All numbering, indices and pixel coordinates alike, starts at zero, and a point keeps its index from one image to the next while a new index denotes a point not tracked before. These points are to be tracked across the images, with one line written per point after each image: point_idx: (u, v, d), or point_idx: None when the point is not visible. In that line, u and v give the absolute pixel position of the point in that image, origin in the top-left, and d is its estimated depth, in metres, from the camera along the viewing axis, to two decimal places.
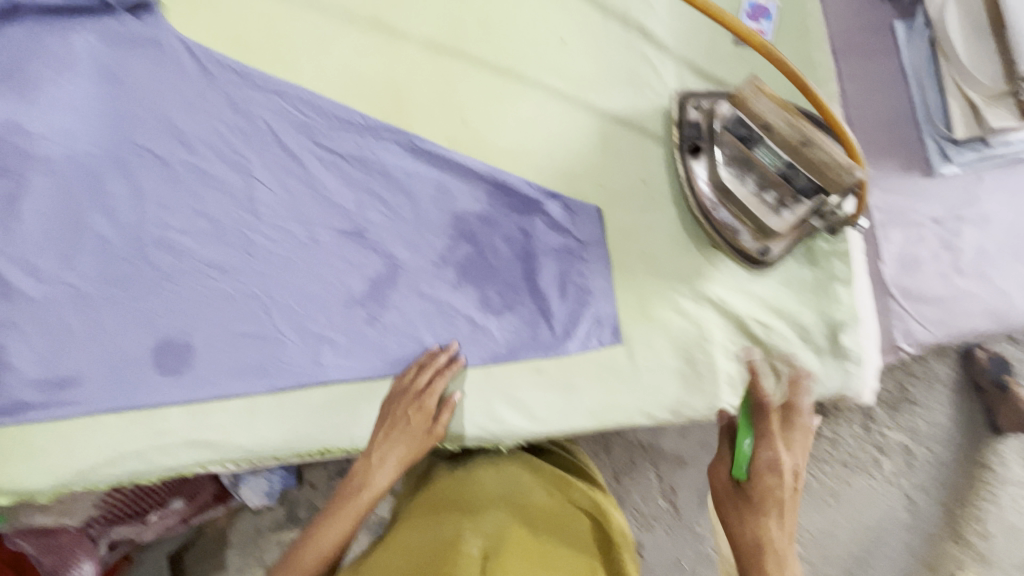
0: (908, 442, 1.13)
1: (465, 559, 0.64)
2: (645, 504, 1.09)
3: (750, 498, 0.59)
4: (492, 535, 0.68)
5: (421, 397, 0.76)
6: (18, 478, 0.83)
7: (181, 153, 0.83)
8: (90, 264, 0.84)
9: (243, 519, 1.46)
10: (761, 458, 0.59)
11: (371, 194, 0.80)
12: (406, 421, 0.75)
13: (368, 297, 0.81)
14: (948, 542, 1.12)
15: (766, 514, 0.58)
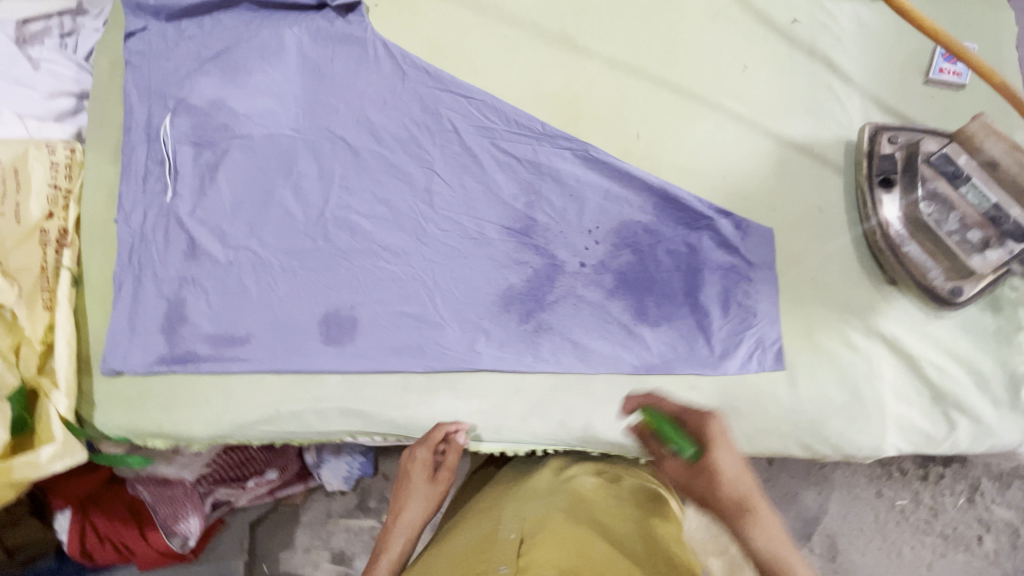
0: (1016, 521, 1.06)
1: (504, 542, 0.60)
2: None
3: (711, 477, 0.59)
4: (535, 523, 0.63)
5: (421, 452, 0.79)
6: (180, 425, 0.89)
7: (369, 142, 0.90)
8: (274, 235, 0.91)
9: (316, 501, 1.42)
10: (698, 440, 0.61)
11: (540, 196, 0.83)
12: (409, 476, 0.79)
13: (526, 295, 0.83)
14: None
15: (732, 493, 0.58)
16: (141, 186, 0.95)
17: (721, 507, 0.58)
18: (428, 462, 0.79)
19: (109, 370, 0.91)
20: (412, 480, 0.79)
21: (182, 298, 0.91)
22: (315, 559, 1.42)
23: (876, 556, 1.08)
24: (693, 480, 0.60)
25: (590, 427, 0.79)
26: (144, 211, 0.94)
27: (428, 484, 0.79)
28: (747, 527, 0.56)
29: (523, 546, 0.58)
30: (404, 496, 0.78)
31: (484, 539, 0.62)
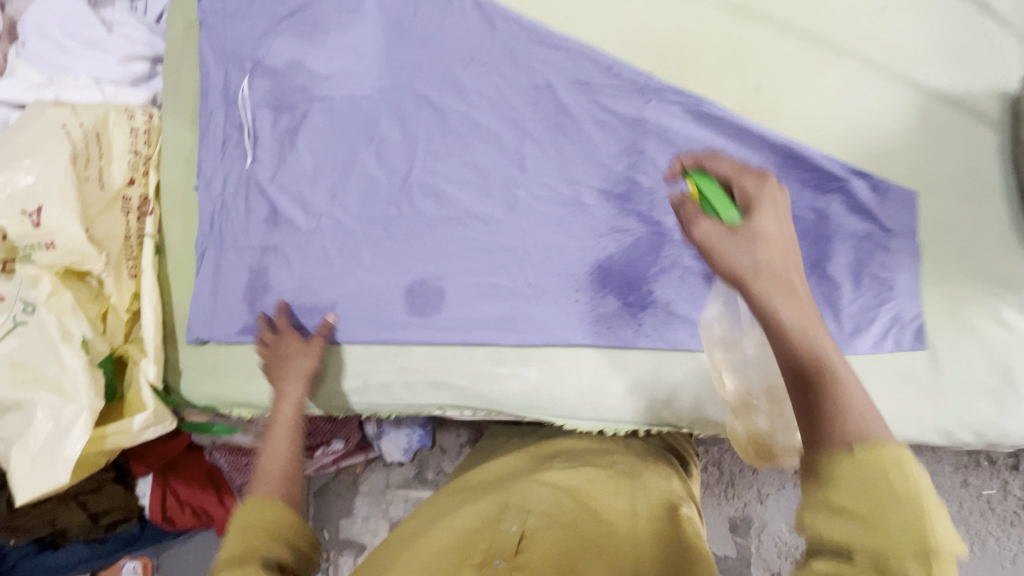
0: None
1: (503, 535, 0.58)
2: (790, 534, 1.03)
3: (754, 243, 0.47)
4: (538, 517, 0.61)
5: (281, 336, 0.84)
6: (266, 394, 0.89)
7: (456, 102, 0.84)
8: (357, 202, 0.87)
9: (376, 470, 1.51)
10: (747, 204, 0.51)
11: (644, 156, 0.77)
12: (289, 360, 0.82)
13: (627, 265, 0.76)
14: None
15: (769, 263, 0.46)
16: (220, 152, 0.92)
17: (733, 277, 0.46)
18: (299, 340, 0.84)
19: (194, 339, 0.91)
20: (283, 362, 0.82)
21: (264, 267, 0.89)
22: (376, 523, 1.51)
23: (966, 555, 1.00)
24: (728, 242, 0.48)
25: (699, 407, 0.74)
26: (224, 178, 0.92)
27: (305, 357, 0.82)
28: (769, 295, 0.45)
29: (522, 541, 0.57)
30: (282, 375, 0.81)
31: (483, 523, 0.61)
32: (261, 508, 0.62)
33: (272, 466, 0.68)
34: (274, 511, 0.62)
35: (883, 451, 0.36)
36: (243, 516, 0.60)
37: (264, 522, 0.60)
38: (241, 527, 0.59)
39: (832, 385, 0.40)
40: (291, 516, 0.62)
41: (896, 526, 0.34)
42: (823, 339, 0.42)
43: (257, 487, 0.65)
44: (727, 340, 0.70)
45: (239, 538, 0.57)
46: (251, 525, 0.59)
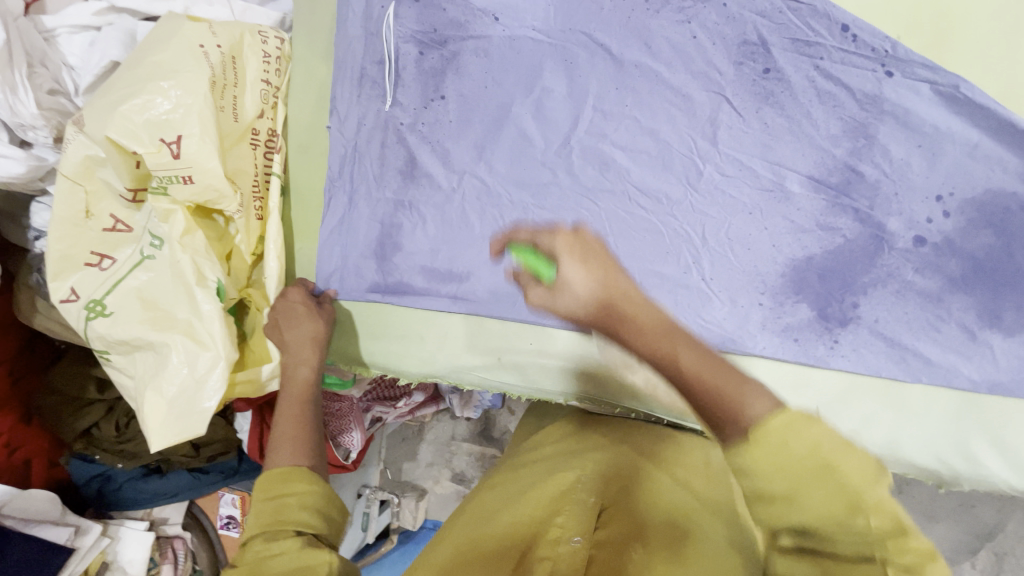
0: None
1: (582, 507, 0.60)
2: None
3: (573, 295, 0.49)
4: (611, 494, 0.63)
5: (290, 300, 0.81)
6: (390, 357, 0.84)
7: (640, 55, 0.71)
8: (506, 161, 0.78)
9: (443, 420, 1.49)
10: (553, 257, 0.52)
11: (873, 143, 0.64)
12: (282, 326, 0.79)
13: (831, 271, 0.66)
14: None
15: (602, 299, 0.48)
16: (357, 89, 0.83)
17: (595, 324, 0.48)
18: (304, 303, 0.80)
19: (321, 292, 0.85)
20: (284, 327, 0.79)
21: (397, 223, 0.82)
22: (437, 474, 1.49)
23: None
24: (556, 302, 0.51)
25: (895, 446, 0.65)
26: (359, 120, 0.83)
27: (313, 322, 0.80)
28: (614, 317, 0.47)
29: (600, 520, 0.58)
30: (290, 341, 0.78)
31: (563, 491, 0.63)
32: (284, 473, 0.66)
33: (296, 430, 0.73)
34: (300, 474, 0.66)
35: (769, 428, 0.38)
36: (273, 480, 0.65)
37: (290, 495, 0.64)
38: (274, 497, 0.64)
39: (699, 379, 0.42)
40: (318, 485, 0.66)
41: (819, 497, 0.37)
42: (681, 351, 0.43)
43: (280, 453, 0.70)
44: (627, 361, 0.73)
45: (274, 507, 0.62)
46: (280, 493, 0.64)
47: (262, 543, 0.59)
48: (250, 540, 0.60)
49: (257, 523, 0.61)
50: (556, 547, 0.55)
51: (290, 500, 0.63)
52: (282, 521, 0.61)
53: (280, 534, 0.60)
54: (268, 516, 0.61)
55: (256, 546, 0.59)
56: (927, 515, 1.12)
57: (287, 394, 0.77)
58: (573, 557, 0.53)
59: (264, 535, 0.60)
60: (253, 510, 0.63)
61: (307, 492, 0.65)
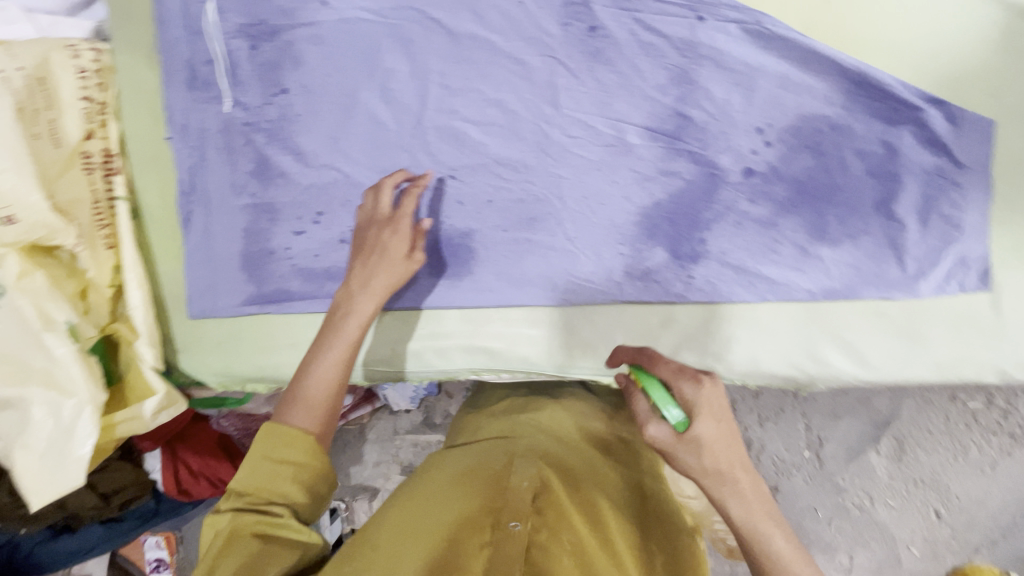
0: None
1: (517, 488, 0.59)
2: (787, 452, 1.22)
3: (699, 449, 0.55)
4: (546, 474, 0.63)
5: (382, 225, 0.69)
6: (282, 367, 0.82)
7: (473, 26, 0.71)
8: (362, 149, 0.76)
9: (383, 418, 1.46)
10: (688, 404, 0.56)
11: (696, 86, 0.68)
12: (381, 249, 0.69)
13: (678, 213, 0.70)
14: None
15: (716, 466, 0.55)
16: (192, 94, 0.78)
17: (696, 474, 0.56)
18: (399, 237, 0.69)
19: (195, 313, 0.82)
20: (366, 262, 0.69)
21: (261, 228, 0.79)
22: (387, 469, 1.46)
23: (941, 457, 1.19)
24: (676, 447, 0.55)
25: (754, 362, 0.71)
26: (201, 126, 0.79)
27: (400, 253, 0.69)
28: (741, 489, 0.55)
29: (536, 503, 0.58)
30: (364, 278, 0.68)
31: (497, 477, 0.62)
32: (291, 439, 0.59)
33: (320, 394, 0.63)
34: (298, 449, 0.59)
35: None
36: (274, 442, 0.59)
37: (291, 466, 0.59)
38: (271, 459, 0.59)
39: (779, 556, 0.54)
40: (319, 461, 0.60)
41: None
42: (770, 534, 0.54)
43: (294, 415, 0.61)
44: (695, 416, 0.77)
45: (272, 473, 0.58)
46: (281, 460, 0.59)
47: (248, 516, 0.56)
48: (239, 496, 0.58)
49: (250, 484, 0.58)
50: (493, 536, 0.54)
51: (288, 471, 0.58)
52: (279, 494, 0.58)
53: (267, 515, 0.57)
54: (261, 486, 0.58)
55: (239, 516, 0.56)
56: (832, 412, 1.21)
57: (326, 342, 0.67)
58: (509, 543, 0.53)
59: (253, 502, 0.57)
60: (247, 463, 0.59)
61: (307, 473, 0.59)
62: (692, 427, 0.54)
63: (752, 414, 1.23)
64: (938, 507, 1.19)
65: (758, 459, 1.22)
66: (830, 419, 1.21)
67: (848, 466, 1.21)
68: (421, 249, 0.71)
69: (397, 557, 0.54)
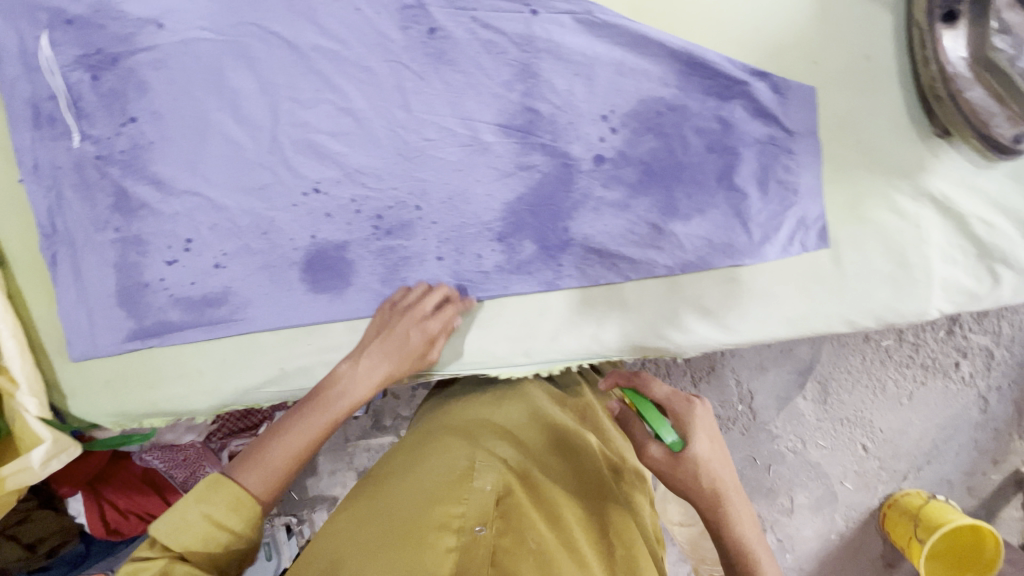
0: (991, 346, 1.22)
1: (476, 493, 0.62)
2: (724, 408, 1.25)
3: (695, 466, 0.60)
4: (503, 474, 0.66)
5: (410, 317, 0.71)
6: (176, 399, 0.81)
7: (313, 37, 0.71)
8: (224, 172, 0.75)
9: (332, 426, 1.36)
10: (683, 426, 0.63)
11: (539, 79, 0.69)
12: (399, 333, 0.71)
13: (540, 205, 0.72)
14: (1016, 439, 1.25)
15: (710, 480, 0.60)
16: (38, 132, 0.76)
17: (688, 491, 0.61)
18: (429, 319, 0.71)
19: (78, 355, 0.80)
20: (385, 339, 0.71)
21: (133, 263, 0.78)
22: (344, 478, 1.36)
23: (863, 394, 1.24)
24: (673, 465, 0.61)
25: (626, 337, 0.75)
26: (53, 165, 0.76)
27: (419, 340, 0.71)
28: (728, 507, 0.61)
29: (499, 507, 0.63)
30: (380, 351, 0.70)
31: (455, 477, 0.64)
32: (236, 503, 0.57)
33: (282, 459, 0.62)
34: (239, 510, 0.57)
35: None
36: (217, 500, 0.56)
37: (228, 534, 0.56)
38: (210, 515, 0.56)
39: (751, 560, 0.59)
40: (251, 530, 0.57)
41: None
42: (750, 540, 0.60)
43: (247, 478, 0.59)
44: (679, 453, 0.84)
45: (203, 536, 0.55)
46: (217, 521, 0.56)
47: (176, 568, 0.53)
48: (162, 547, 0.54)
49: (182, 542, 0.54)
50: (459, 539, 0.58)
51: (223, 538, 0.56)
52: (207, 548, 0.55)
53: (190, 566, 0.54)
54: (188, 548, 0.54)
55: (171, 565, 0.53)
56: (758, 365, 1.24)
57: (297, 422, 0.65)
58: (475, 547, 0.58)
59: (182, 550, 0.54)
60: (182, 515, 0.55)
61: (243, 538, 0.57)
62: (689, 446, 0.60)
63: (685, 376, 1.25)
64: (867, 442, 1.25)
65: None
66: (758, 371, 1.25)
67: (779, 414, 1.25)
68: (439, 347, 0.73)
69: (375, 556, 0.56)
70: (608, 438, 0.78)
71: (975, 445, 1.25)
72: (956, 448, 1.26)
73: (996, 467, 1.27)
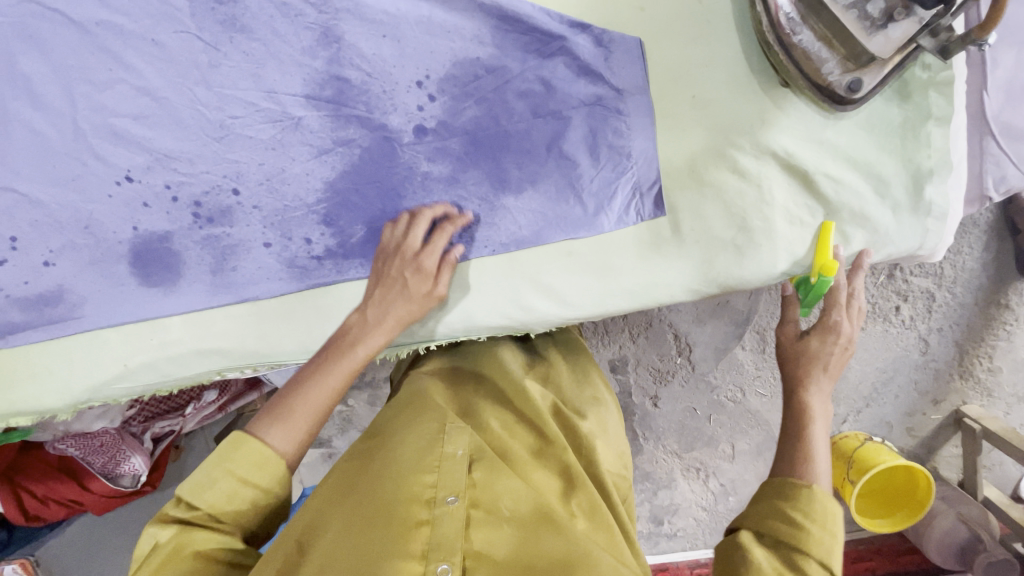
0: (932, 289, 1.05)
1: (448, 463, 0.54)
2: (660, 361, 1.11)
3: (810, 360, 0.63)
4: (481, 442, 0.57)
5: (404, 254, 0.64)
6: (27, 398, 0.75)
7: (100, 13, 0.66)
8: (29, 163, 0.69)
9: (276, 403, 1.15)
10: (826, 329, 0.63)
11: (345, 44, 0.64)
12: (398, 273, 0.64)
13: (363, 181, 0.67)
14: (956, 379, 1.09)
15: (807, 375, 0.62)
16: None
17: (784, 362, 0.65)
18: (427, 249, 0.64)
19: None
20: (383, 278, 0.64)
21: None
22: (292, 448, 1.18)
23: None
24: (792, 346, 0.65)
25: (469, 318, 0.69)
26: None
27: (419, 274, 0.64)
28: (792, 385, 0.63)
29: (472, 474, 0.54)
30: (382, 289, 0.64)
31: (423, 448, 0.56)
32: (262, 461, 0.54)
33: (306, 417, 0.58)
34: (254, 467, 0.53)
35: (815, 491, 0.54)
36: (240, 459, 0.53)
37: (255, 488, 0.53)
38: (236, 477, 0.53)
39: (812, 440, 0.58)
40: (274, 491, 0.54)
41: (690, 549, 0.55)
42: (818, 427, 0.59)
43: (269, 434, 0.56)
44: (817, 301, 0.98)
45: (231, 493, 0.52)
46: (242, 478, 0.53)
47: (194, 540, 0.50)
48: (190, 506, 0.52)
49: (206, 500, 0.52)
50: (430, 513, 0.50)
51: (250, 494, 0.53)
52: (238, 515, 0.53)
53: (218, 531, 0.52)
54: (216, 507, 0.52)
55: (187, 534, 0.50)
56: (693, 317, 1.09)
57: (317, 371, 0.61)
58: (450, 519, 0.50)
59: (202, 527, 0.51)
60: (206, 474, 0.53)
61: (271, 498, 0.54)
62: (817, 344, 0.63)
63: (624, 331, 1.12)
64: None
65: (634, 374, 1.11)
66: (694, 322, 1.09)
67: (719, 363, 1.10)
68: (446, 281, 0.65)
69: (353, 530, 0.49)
70: (578, 403, 0.67)
71: (916, 389, 1.10)
72: (895, 392, 1.10)
73: (937, 408, 1.11)
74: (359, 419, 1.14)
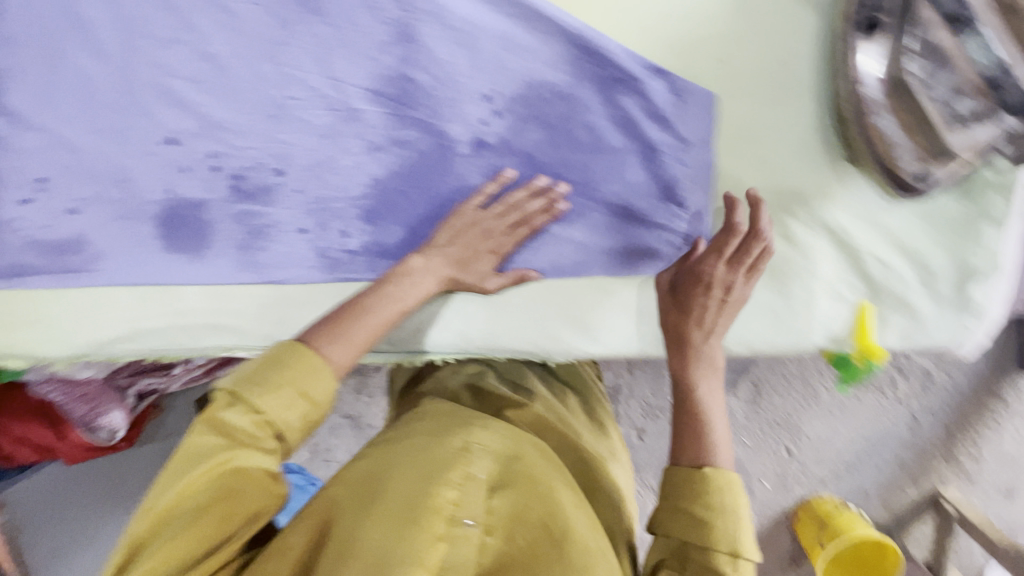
0: (931, 367, 1.07)
1: (467, 484, 0.51)
2: (654, 397, 1.10)
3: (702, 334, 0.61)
4: (503, 467, 0.55)
5: (495, 220, 0.62)
6: (24, 342, 0.72)
7: None
8: (72, 108, 0.66)
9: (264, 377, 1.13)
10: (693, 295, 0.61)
11: (419, 45, 0.63)
12: (484, 231, 0.62)
13: (411, 184, 0.66)
14: (940, 461, 1.09)
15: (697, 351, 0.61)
16: None
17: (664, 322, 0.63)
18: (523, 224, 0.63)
19: None
20: (467, 227, 0.62)
21: None
22: None
23: (796, 398, 1.09)
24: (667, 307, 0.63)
25: (491, 335, 0.69)
26: None
27: (500, 248, 0.63)
28: (685, 363, 0.60)
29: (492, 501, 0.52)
30: (456, 234, 0.62)
31: (444, 459, 0.53)
32: (318, 372, 0.49)
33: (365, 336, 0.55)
34: (306, 372, 0.49)
35: (717, 478, 0.52)
36: (298, 366, 0.49)
37: (310, 404, 0.49)
38: (297, 388, 0.48)
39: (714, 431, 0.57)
40: (319, 407, 0.50)
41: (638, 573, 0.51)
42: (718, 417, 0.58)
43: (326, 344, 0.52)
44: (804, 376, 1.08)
45: (289, 403, 0.48)
46: (302, 392, 0.48)
47: (236, 457, 0.45)
48: (242, 409, 0.46)
49: (262, 403, 0.47)
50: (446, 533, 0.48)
51: (303, 408, 0.48)
52: (285, 434, 0.48)
53: (259, 446, 0.46)
54: (269, 415, 0.47)
55: (234, 451, 0.45)
56: None
57: (375, 299, 0.57)
58: (466, 543, 0.48)
59: (248, 440, 0.46)
60: (267, 378, 0.48)
61: (318, 416, 0.50)
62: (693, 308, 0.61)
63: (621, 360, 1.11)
64: (791, 444, 1.10)
65: (626, 405, 1.09)
66: None
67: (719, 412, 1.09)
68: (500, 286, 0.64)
69: (365, 535, 0.47)
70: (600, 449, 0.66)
71: (899, 464, 1.09)
72: (876, 463, 1.10)
73: (916, 485, 1.10)
74: (344, 405, 1.11)
